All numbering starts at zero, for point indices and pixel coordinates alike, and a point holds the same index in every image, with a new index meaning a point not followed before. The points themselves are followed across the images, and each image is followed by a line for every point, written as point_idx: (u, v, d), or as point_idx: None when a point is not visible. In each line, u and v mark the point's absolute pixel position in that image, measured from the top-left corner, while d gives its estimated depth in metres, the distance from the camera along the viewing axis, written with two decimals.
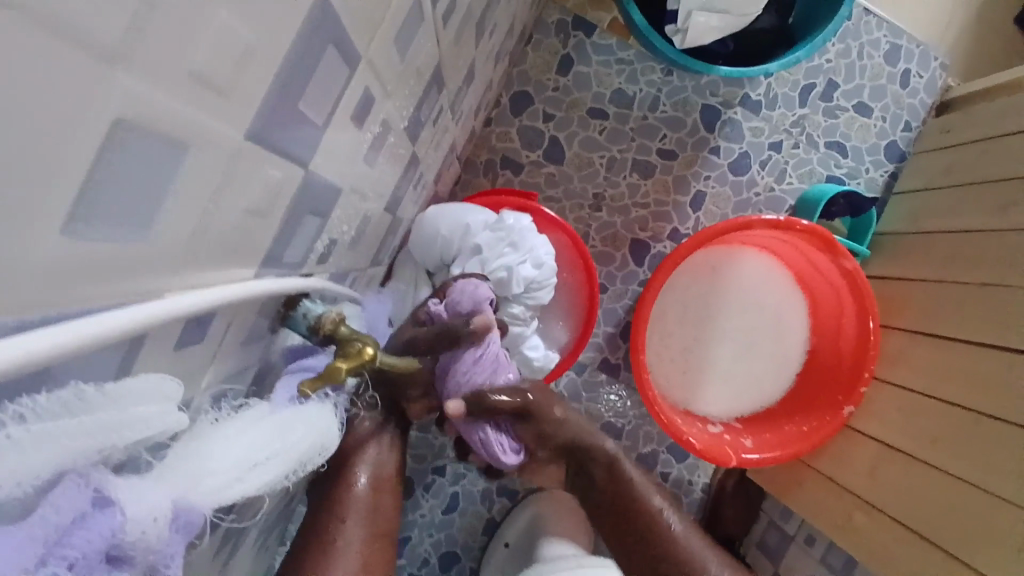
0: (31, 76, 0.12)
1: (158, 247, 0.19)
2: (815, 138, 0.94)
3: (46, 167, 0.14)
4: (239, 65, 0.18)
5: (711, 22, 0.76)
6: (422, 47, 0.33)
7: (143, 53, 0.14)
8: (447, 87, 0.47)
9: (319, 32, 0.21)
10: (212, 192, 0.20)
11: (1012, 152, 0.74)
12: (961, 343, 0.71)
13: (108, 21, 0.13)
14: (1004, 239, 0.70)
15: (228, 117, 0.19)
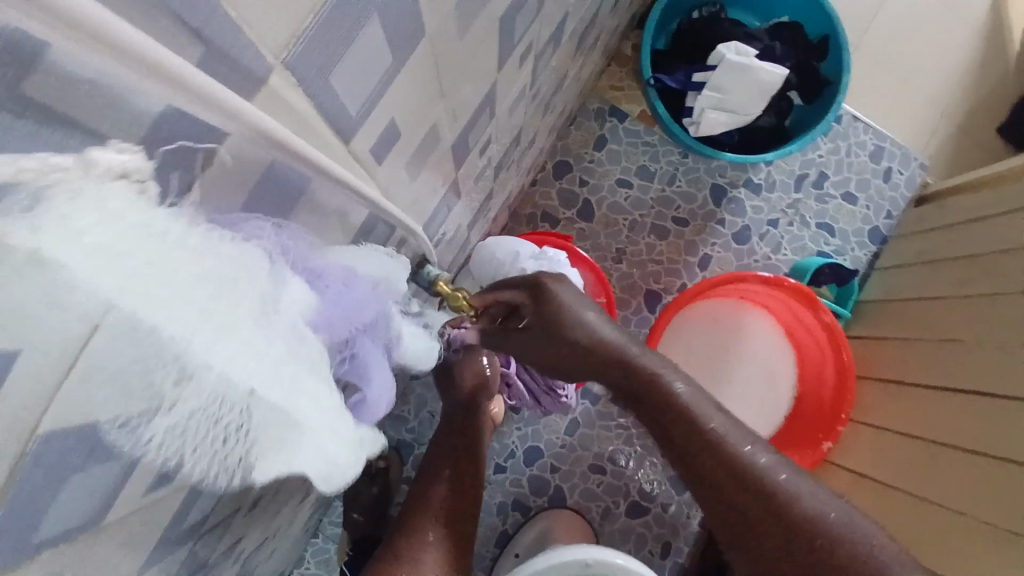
0: (430, 108, 0.29)
1: (409, 202, 0.36)
2: (808, 219, 1.11)
3: (410, 148, 0.30)
4: (467, 113, 0.35)
5: (720, 118, 0.96)
6: (519, 114, 0.52)
7: (452, 103, 0.31)
8: (520, 144, 0.65)
9: (490, 102, 0.39)
10: (431, 178, 0.37)
11: (976, 237, 0.89)
12: (923, 388, 0.84)
13: (451, 90, 0.30)
14: (963, 303, 0.84)
15: (454, 139, 0.36)
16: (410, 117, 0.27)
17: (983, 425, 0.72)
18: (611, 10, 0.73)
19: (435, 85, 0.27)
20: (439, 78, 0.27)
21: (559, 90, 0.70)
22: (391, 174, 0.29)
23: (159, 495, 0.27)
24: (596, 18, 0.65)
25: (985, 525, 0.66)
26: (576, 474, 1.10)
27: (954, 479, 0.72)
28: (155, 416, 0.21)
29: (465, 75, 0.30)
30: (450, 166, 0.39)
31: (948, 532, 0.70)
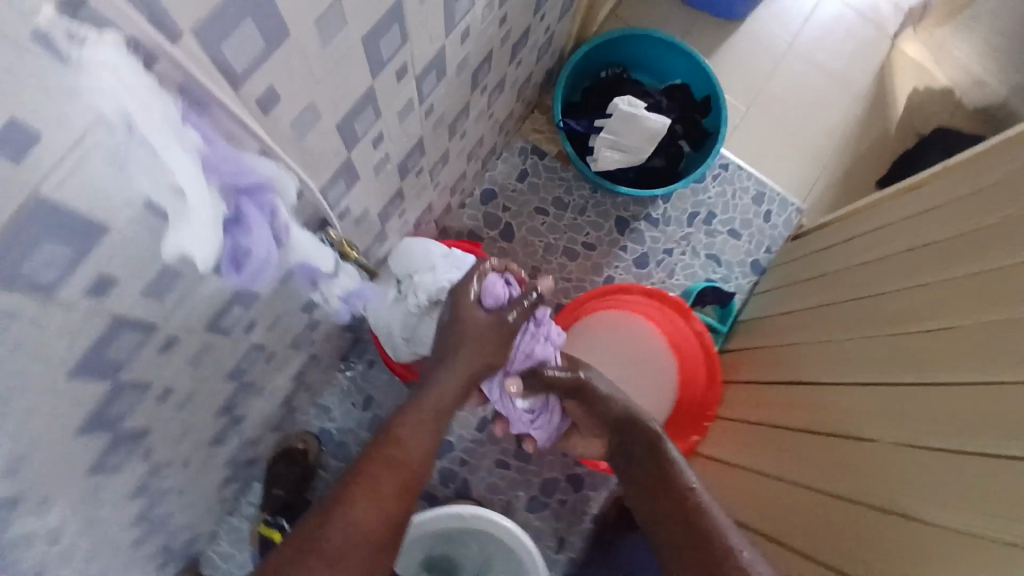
0: (309, 85, 0.43)
1: (303, 161, 0.50)
2: (698, 250, 1.29)
3: (296, 113, 0.44)
4: (346, 101, 0.50)
5: (614, 156, 1.14)
6: (412, 122, 0.67)
7: (330, 89, 0.46)
8: (427, 155, 0.81)
9: (372, 103, 0.55)
10: (322, 147, 0.51)
11: (817, 263, 1.07)
12: (770, 385, 0.99)
13: (327, 77, 0.45)
14: (799, 315, 1.01)
15: (336, 119, 0.50)
16: (292, 88, 0.42)
17: (823, 406, 0.84)
18: (513, 61, 0.91)
19: (310, 69, 0.42)
20: (313, 65, 0.42)
21: (466, 118, 0.87)
22: (280, 129, 0.43)
23: (98, 309, 0.40)
24: (493, 64, 0.83)
25: (818, 487, 0.76)
26: (484, 467, 1.20)
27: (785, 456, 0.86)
28: (119, 174, 0.32)
29: (336, 69, 0.45)
30: (339, 144, 0.54)
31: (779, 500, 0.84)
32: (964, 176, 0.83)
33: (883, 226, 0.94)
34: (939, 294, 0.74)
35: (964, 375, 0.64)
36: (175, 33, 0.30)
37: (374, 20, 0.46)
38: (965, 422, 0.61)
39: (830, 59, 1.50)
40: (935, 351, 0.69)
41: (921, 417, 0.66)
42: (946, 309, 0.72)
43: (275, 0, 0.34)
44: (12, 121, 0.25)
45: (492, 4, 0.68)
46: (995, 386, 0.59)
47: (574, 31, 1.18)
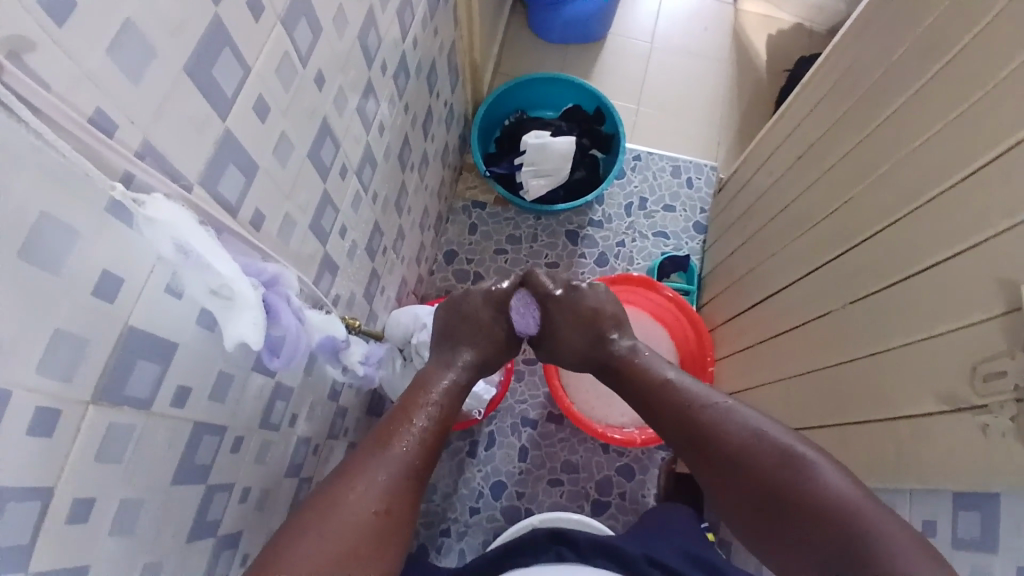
0: (282, 200, 0.57)
1: (293, 260, 0.62)
2: (645, 233, 1.42)
3: (280, 225, 0.57)
4: (310, 206, 0.63)
5: (540, 182, 1.30)
6: (364, 210, 0.81)
7: (297, 199, 0.60)
8: (385, 235, 0.94)
9: (329, 203, 0.68)
10: (305, 247, 0.64)
11: (744, 198, 1.21)
12: (742, 313, 1.10)
13: (292, 192, 0.58)
14: (746, 243, 1.14)
15: (308, 221, 0.63)
16: (272, 208, 0.55)
17: (786, 308, 0.94)
18: (426, 137, 1.07)
19: (280, 188, 0.56)
20: (281, 187, 0.56)
21: (405, 197, 1.02)
22: (273, 238, 0.56)
23: (181, 420, 0.49)
24: (410, 145, 0.98)
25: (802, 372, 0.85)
26: (539, 492, 1.23)
27: (768, 361, 0.97)
28: (175, 298, 0.43)
29: (296, 183, 0.59)
30: (315, 242, 0.67)
31: (772, 397, 0.93)
32: (821, 81, 0.99)
33: (779, 145, 1.09)
34: (836, 176, 0.87)
35: (871, 231, 0.77)
36: (188, 186, 0.43)
37: (311, 139, 0.60)
38: (884, 265, 0.73)
39: (688, 41, 1.71)
40: (849, 218, 0.82)
41: (857, 274, 0.78)
42: (844, 185, 0.85)
43: (244, 147, 0.49)
44: (106, 272, 0.37)
45: (393, 101, 0.84)
46: (901, 222, 0.71)
47: (469, 98, 1.37)
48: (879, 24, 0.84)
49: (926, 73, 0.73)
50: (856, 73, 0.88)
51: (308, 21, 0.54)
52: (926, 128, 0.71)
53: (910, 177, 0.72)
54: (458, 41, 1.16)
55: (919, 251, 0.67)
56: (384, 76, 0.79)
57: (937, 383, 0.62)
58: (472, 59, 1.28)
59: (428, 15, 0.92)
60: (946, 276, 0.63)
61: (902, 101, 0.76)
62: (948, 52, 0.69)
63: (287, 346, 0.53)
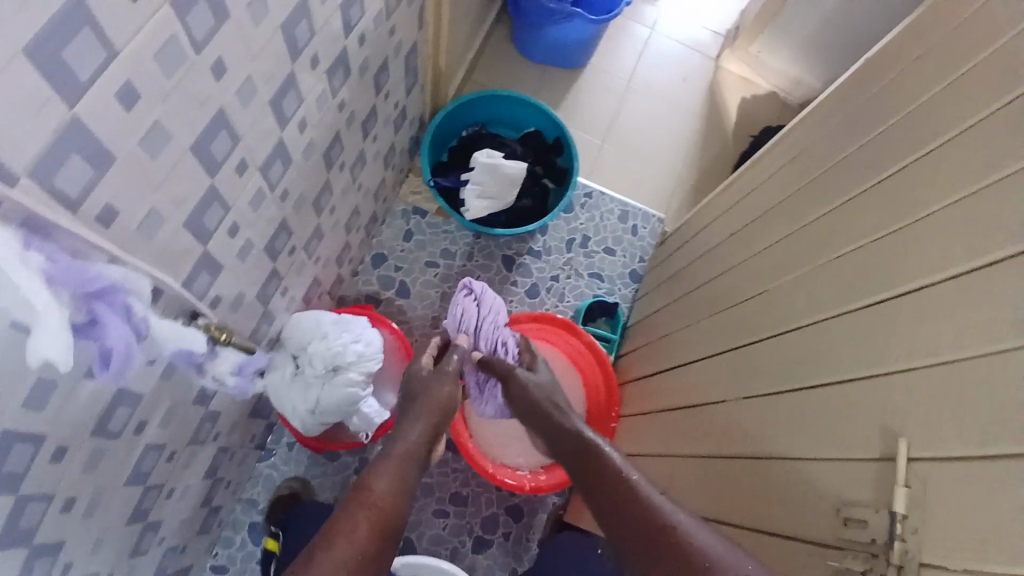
0: (145, 195, 0.50)
1: (156, 258, 0.56)
2: (582, 271, 1.40)
3: (142, 222, 0.51)
4: (188, 202, 0.57)
5: (483, 204, 1.26)
6: (268, 208, 0.75)
7: (168, 194, 0.53)
8: (296, 234, 0.88)
9: (218, 199, 0.62)
10: (176, 245, 0.58)
11: (680, 257, 1.20)
12: (654, 374, 1.09)
13: (162, 187, 0.52)
14: (672, 305, 1.13)
15: (183, 218, 0.57)
16: (130, 203, 0.49)
17: (693, 382, 0.93)
18: (366, 137, 1.02)
19: (145, 183, 0.50)
20: (145, 182, 0.50)
21: (329, 196, 0.96)
22: (127, 236, 0.50)
23: None
24: (342, 144, 0.93)
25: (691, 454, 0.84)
26: (421, 520, 1.19)
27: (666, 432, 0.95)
28: None
29: (170, 177, 0.53)
30: (193, 239, 0.60)
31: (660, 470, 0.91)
32: (770, 163, 0.99)
33: (721, 216, 1.08)
34: (759, 266, 0.87)
35: (782, 330, 0.75)
36: (8, 177, 0.37)
37: (198, 132, 0.54)
38: (786, 368, 0.71)
39: (664, 87, 1.71)
40: (761, 312, 0.81)
41: (761, 370, 0.76)
42: (767, 274, 0.84)
43: (100, 136, 0.43)
44: None
45: (324, 98, 0.79)
46: (809, 330, 0.70)
47: (429, 102, 1.31)
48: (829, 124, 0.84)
49: (855, 193, 0.73)
50: (801, 169, 0.88)
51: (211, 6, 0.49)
52: (840, 247, 0.70)
53: (826, 285, 0.70)
54: (421, 44, 1.11)
55: (818, 364, 0.66)
56: (315, 71, 0.73)
57: (801, 510, 0.62)
58: (438, 64, 1.23)
59: (384, 14, 0.87)
60: (831, 406, 0.63)
61: (828, 212, 0.76)
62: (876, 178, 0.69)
63: (110, 360, 0.47)
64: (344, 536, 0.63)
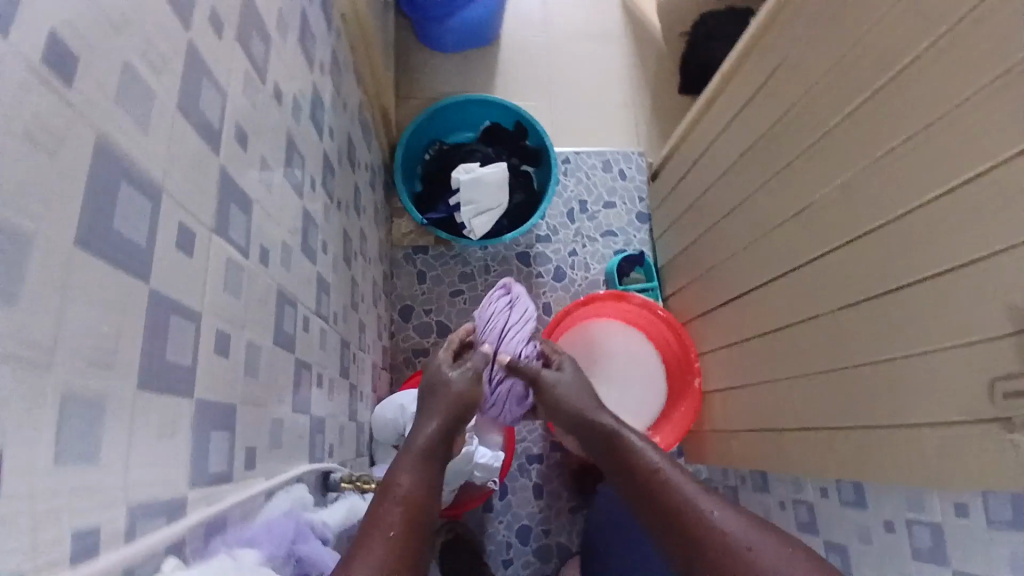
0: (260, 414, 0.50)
1: (283, 456, 0.55)
2: (594, 236, 1.40)
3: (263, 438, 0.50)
4: (285, 390, 0.56)
5: (483, 218, 1.24)
6: (329, 341, 0.74)
7: (272, 396, 0.52)
8: (350, 342, 0.87)
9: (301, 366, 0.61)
10: (291, 433, 0.57)
11: (689, 187, 1.20)
12: (717, 309, 1.11)
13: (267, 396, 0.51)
14: (706, 238, 1.13)
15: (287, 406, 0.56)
16: (253, 431, 0.48)
17: (766, 306, 0.95)
18: (359, 215, 0.99)
19: (256, 405, 0.49)
20: (255, 404, 0.49)
21: (356, 289, 0.94)
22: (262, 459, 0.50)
23: None
24: (349, 237, 0.90)
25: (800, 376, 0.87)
26: (563, 523, 1.23)
27: (759, 360, 0.98)
28: None
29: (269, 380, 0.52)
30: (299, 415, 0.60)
31: (772, 396, 0.95)
32: (750, 74, 0.98)
33: (713, 144, 1.10)
34: (779, 189, 0.89)
35: (846, 236, 0.76)
36: (179, 506, 0.36)
37: (272, 325, 0.53)
38: (868, 274, 0.73)
39: (583, 21, 1.66)
40: (803, 232, 0.84)
41: (840, 279, 0.78)
42: (802, 188, 0.84)
43: (214, 401, 0.41)
44: None
45: (327, 211, 0.76)
46: (876, 233, 0.71)
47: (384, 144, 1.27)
48: (806, 20, 0.83)
49: (856, 101, 0.74)
50: (783, 82, 0.89)
51: (236, 208, 0.47)
52: (871, 151, 0.71)
53: (874, 185, 0.71)
54: (363, 99, 1.06)
55: (903, 265, 0.67)
56: (314, 193, 0.70)
57: (912, 416, 0.68)
58: (381, 105, 1.19)
59: (334, 97, 0.83)
60: (908, 314, 0.67)
61: (842, 118, 0.77)
62: (876, 84, 0.70)
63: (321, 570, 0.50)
64: (377, 532, 0.55)
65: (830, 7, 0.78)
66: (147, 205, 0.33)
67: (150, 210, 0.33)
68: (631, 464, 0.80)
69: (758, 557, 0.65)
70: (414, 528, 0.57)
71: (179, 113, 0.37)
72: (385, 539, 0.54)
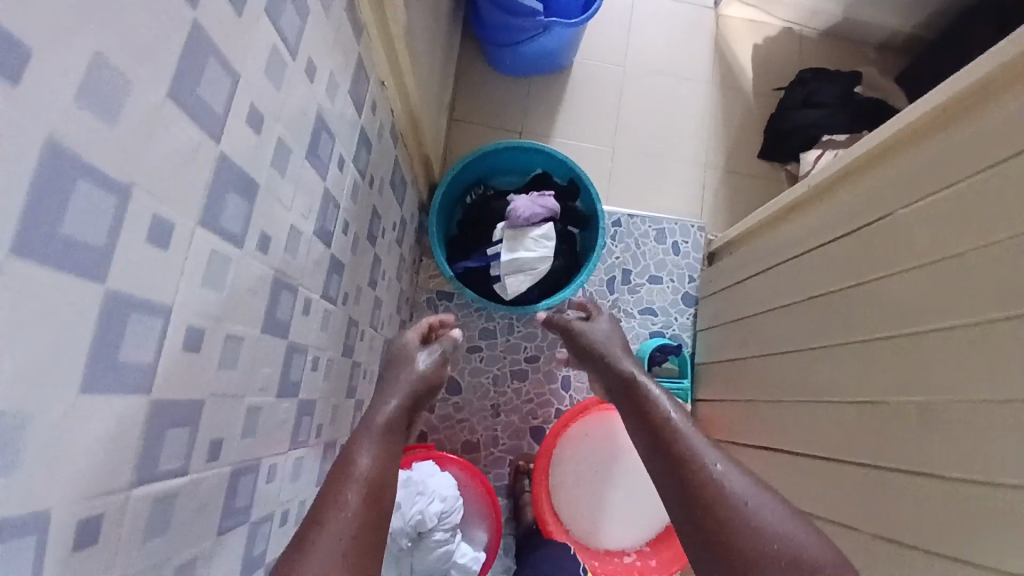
0: None
1: None
2: (631, 311, 1.29)
3: None
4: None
5: (520, 281, 1.15)
6: (302, 462, 0.68)
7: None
8: (338, 436, 0.82)
9: (256, 523, 0.57)
10: None
11: (748, 296, 1.08)
12: (753, 446, 1.01)
13: None
14: (759, 366, 1.01)
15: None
16: None
17: (817, 472, 0.84)
18: (373, 286, 0.92)
19: None
20: None
21: (358, 371, 0.89)
22: None
23: None
24: (354, 321, 0.84)
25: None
26: None
27: None
28: None
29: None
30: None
31: None
32: (853, 206, 0.85)
33: (776, 269, 1.01)
34: (831, 363, 0.83)
35: (946, 471, 0.64)
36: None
37: (212, 521, 0.48)
38: (958, 526, 0.61)
39: (667, 59, 1.49)
40: (883, 429, 0.73)
41: (918, 509, 0.67)
42: (894, 378, 0.72)
43: None
44: None
45: (324, 318, 0.70)
46: (985, 488, 0.59)
47: (422, 184, 1.19)
48: (942, 181, 0.69)
49: (929, 324, 0.68)
50: (876, 249, 0.78)
51: (176, 429, 0.41)
52: (997, 388, 0.59)
53: (994, 431, 0.59)
54: (400, 153, 0.98)
55: (1007, 545, 0.56)
56: (307, 315, 0.64)
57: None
58: (422, 151, 1.10)
59: (356, 182, 0.76)
60: None
61: (965, 323, 0.64)
62: (962, 319, 0.63)
63: None
64: (342, 504, 0.58)
65: (966, 198, 0.65)
66: (25, 540, 0.30)
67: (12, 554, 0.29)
68: (646, 413, 0.76)
69: (755, 511, 0.62)
70: (375, 528, 0.60)
71: (83, 395, 0.32)
72: (338, 530, 0.56)
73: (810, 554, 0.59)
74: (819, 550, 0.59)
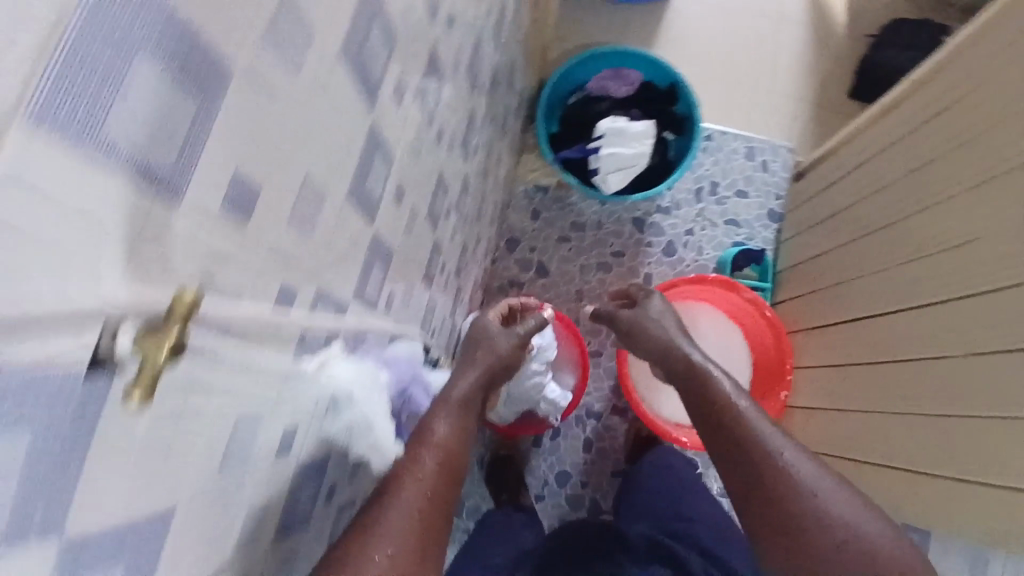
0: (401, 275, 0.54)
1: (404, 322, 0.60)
2: (716, 220, 1.36)
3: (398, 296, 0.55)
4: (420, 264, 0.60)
5: (617, 175, 1.24)
6: (455, 237, 0.78)
7: (411, 263, 0.57)
8: (467, 248, 0.91)
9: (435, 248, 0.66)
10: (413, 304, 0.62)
11: (835, 194, 1.13)
12: (835, 325, 1.07)
13: (408, 263, 0.56)
14: (844, 252, 1.06)
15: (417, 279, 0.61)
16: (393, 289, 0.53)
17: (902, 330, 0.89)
18: (503, 135, 1.01)
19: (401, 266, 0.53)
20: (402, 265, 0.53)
21: (483, 204, 0.98)
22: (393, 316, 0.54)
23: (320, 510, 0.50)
24: (492, 152, 0.93)
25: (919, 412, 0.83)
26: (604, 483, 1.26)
27: (878, 390, 0.94)
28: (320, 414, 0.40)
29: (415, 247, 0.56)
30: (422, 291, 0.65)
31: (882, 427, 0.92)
32: (940, 81, 0.89)
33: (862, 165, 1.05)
34: (922, 222, 0.88)
35: None
36: (339, 309, 0.40)
37: (428, 200, 0.57)
38: None
39: None
40: (982, 261, 0.77)
41: (1015, 318, 0.71)
42: (990, 210, 0.77)
43: (382, 243, 0.46)
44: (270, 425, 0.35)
45: (484, 116, 0.79)
46: None
47: (536, 76, 1.28)
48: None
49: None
50: (967, 109, 0.82)
51: (434, 83, 0.50)
52: None
53: None
54: (534, 24, 1.07)
55: None
56: (479, 99, 0.73)
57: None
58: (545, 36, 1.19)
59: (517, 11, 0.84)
60: None
61: None
62: None
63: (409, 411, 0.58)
64: (413, 478, 0.55)
65: None
66: (388, 39, 0.37)
67: (385, 50, 0.37)
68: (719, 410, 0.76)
69: (824, 505, 0.65)
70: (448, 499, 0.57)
71: None
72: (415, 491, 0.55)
73: (887, 549, 0.61)
74: (884, 538, 0.62)
